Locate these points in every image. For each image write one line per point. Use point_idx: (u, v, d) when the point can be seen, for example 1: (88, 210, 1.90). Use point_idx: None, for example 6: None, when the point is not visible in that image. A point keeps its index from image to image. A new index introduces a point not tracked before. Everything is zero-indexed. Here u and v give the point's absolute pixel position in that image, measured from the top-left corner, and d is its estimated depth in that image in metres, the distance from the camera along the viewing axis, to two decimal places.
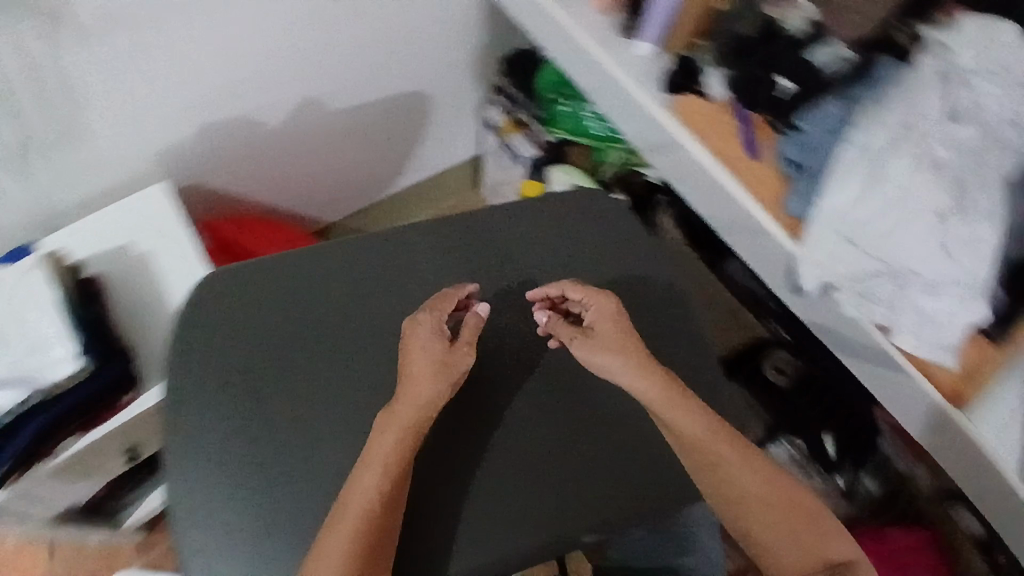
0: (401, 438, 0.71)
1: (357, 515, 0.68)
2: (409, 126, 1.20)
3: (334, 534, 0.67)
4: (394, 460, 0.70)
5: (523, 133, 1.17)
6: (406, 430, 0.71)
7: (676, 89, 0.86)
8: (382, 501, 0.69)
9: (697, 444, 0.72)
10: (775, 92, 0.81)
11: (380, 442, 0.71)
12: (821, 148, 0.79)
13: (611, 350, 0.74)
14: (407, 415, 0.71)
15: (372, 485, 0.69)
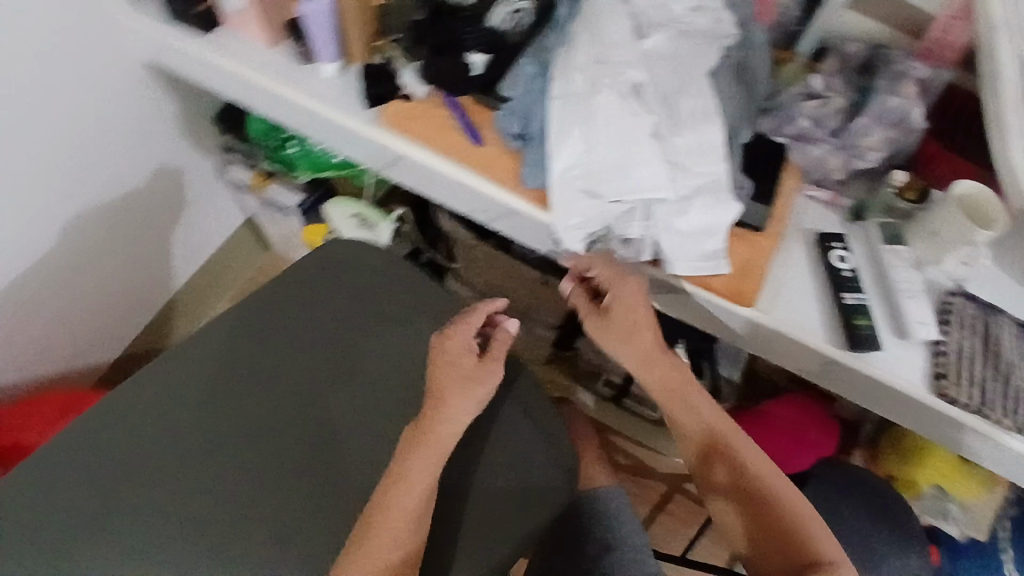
0: (431, 466, 0.66)
1: (407, 509, 0.64)
2: (152, 219, 1.08)
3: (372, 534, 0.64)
4: (425, 481, 0.66)
5: (278, 182, 1.09)
6: (442, 452, 0.67)
7: (377, 101, 0.80)
8: (412, 521, 0.64)
9: (694, 429, 0.75)
10: (470, 72, 0.79)
11: (411, 465, 0.66)
12: (532, 110, 0.76)
13: (622, 342, 0.75)
14: (439, 437, 0.67)
15: (411, 493, 0.65)
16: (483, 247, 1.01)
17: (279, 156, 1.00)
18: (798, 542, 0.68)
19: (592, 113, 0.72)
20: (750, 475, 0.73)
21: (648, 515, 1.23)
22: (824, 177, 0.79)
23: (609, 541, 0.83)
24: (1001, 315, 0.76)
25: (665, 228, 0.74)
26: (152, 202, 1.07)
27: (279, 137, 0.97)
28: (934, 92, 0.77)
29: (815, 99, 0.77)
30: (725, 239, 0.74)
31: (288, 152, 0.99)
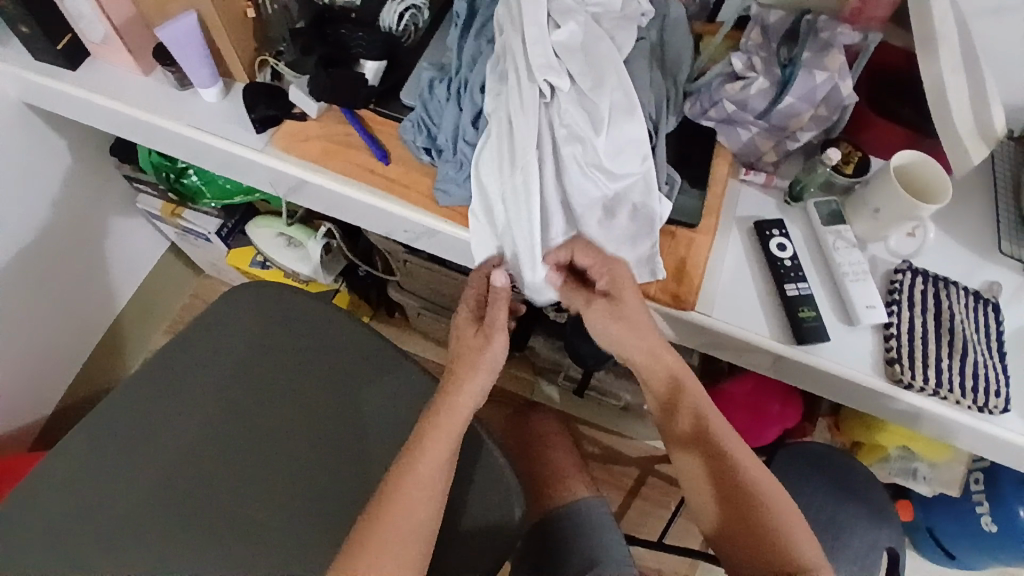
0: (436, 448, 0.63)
1: (416, 487, 0.61)
2: (66, 262, 1.01)
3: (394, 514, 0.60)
4: (441, 451, 0.62)
5: (189, 210, 1.03)
6: (452, 425, 0.63)
7: (265, 123, 0.74)
8: (430, 491, 0.61)
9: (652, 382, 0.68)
10: (368, 83, 0.72)
11: (427, 440, 0.63)
12: (438, 121, 0.70)
13: (630, 330, 0.65)
14: (450, 415, 0.64)
15: (433, 460, 0.62)
16: (412, 258, 0.95)
17: (180, 184, 0.95)
18: (753, 509, 0.65)
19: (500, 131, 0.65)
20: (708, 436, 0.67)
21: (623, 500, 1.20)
22: (757, 159, 0.76)
23: (593, 556, 0.74)
24: (952, 287, 0.73)
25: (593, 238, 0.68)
26: (64, 245, 1.00)
27: (175, 164, 0.93)
28: (868, 55, 0.71)
29: (737, 80, 0.72)
30: (655, 240, 0.69)
31: (187, 179, 0.94)
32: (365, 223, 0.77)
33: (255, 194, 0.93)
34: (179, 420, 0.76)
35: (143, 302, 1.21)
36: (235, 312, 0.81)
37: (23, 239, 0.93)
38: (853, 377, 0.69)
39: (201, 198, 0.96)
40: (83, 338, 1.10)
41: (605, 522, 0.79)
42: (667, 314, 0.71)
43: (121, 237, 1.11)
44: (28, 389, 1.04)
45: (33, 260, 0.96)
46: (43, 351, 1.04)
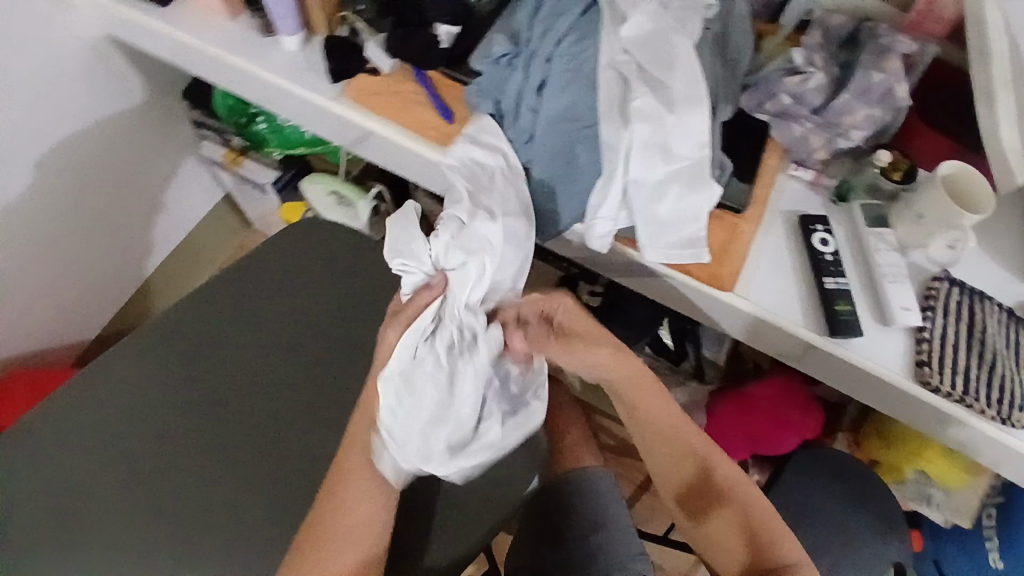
0: (353, 465, 0.65)
1: (368, 543, 0.64)
2: (129, 197, 1.08)
3: (339, 566, 0.62)
4: (369, 502, 0.64)
5: (250, 159, 1.07)
6: (371, 469, 0.65)
7: (341, 75, 0.78)
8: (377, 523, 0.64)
9: (665, 424, 0.71)
10: (437, 45, 0.76)
11: (348, 493, 0.64)
12: (502, 89, 0.73)
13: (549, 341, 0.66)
14: (356, 433, 0.66)
15: (363, 500, 0.64)
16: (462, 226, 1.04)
17: (247, 132, 1.00)
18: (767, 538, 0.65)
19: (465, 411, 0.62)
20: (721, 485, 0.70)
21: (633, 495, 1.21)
22: (807, 157, 0.77)
23: (597, 520, 0.75)
24: (986, 300, 0.74)
25: (642, 214, 0.70)
26: (125, 179, 1.05)
27: (246, 111, 0.98)
28: (922, 68, 0.74)
29: (796, 75, 0.74)
30: (705, 224, 0.71)
31: (255, 128, 0.99)
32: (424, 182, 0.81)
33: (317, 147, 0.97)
34: (223, 347, 0.79)
35: (194, 248, 1.25)
36: (289, 250, 0.84)
37: (90, 167, 0.98)
38: (881, 372, 0.70)
39: (265, 147, 1.01)
40: (128, 272, 1.15)
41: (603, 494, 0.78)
42: (703, 293, 0.73)
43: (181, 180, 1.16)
44: (77, 312, 1.09)
45: (94, 188, 1.01)
46: (93, 279, 1.08)
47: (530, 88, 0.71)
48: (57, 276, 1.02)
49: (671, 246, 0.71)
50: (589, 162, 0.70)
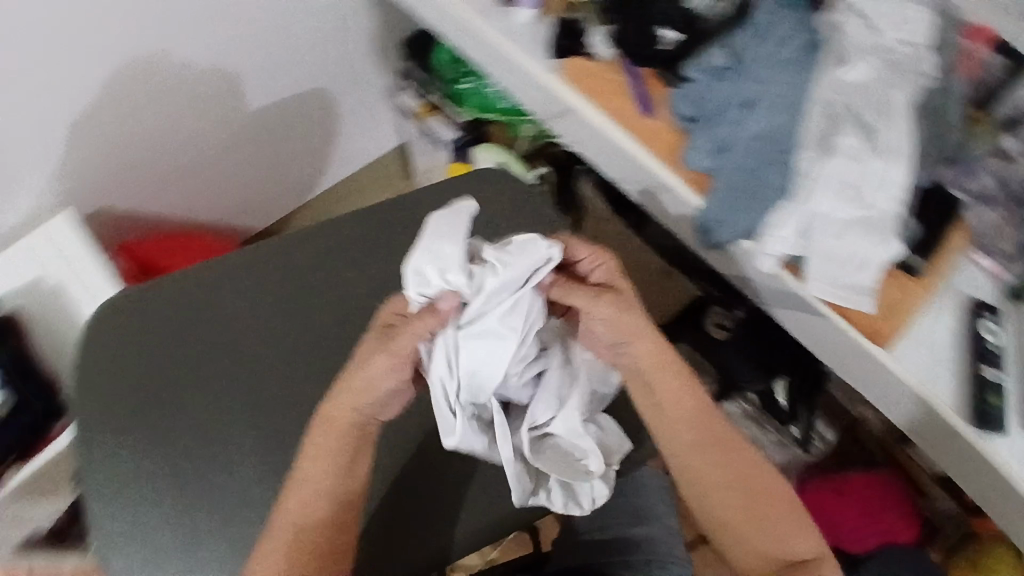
0: (326, 470, 0.63)
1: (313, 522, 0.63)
2: (325, 127, 1.17)
3: (274, 545, 0.63)
4: (329, 484, 0.63)
5: (438, 116, 1.14)
6: (353, 443, 0.63)
7: (561, 52, 0.83)
8: (336, 503, 0.64)
9: (700, 419, 0.66)
10: (656, 45, 0.80)
11: (313, 467, 0.63)
12: (709, 97, 0.76)
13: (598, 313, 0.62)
14: (329, 441, 0.62)
15: (320, 483, 0.63)
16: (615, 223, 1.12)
17: (450, 87, 1.09)
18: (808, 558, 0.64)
19: (575, 454, 0.66)
20: (745, 479, 0.66)
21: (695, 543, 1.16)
22: (993, 244, 0.74)
23: (642, 514, 0.80)
24: None
25: (816, 247, 0.71)
26: (323, 107, 1.15)
27: (458, 69, 1.07)
28: None
29: (1005, 160, 0.74)
30: (878, 276, 0.71)
31: (460, 85, 1.08)
32: (609, 169, 0.85)
33: (509, 118, 1.07)
34: (377, 249, 0.82)
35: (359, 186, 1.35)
36: None
37: (297, 88, 1.08)
38: (1022, 482, 0.66)
39: (460, 105, 1.10)
40: (302, 189, 1.24)
41: (655, 489, 0.82)
42: (857, 347, 0.73)
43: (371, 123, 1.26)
44: (251, 212, 1.20)
45: (295, 107, 1.10)
46: (273, 187, 1.19)
47: (738, 102, 0.75)
48: (244, 175, 1.13)
49: (839, 286, 0.71)
50: (777, 183, 0.73)
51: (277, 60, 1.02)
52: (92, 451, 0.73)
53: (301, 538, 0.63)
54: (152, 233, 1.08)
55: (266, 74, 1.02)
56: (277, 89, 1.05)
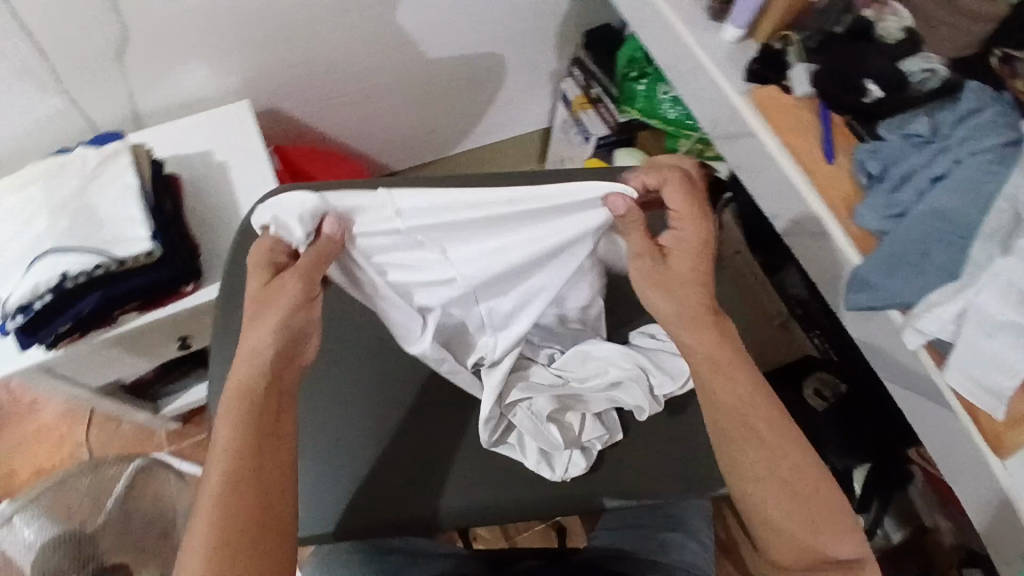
0: (246, 404, 0.60)
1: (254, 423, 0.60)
2: (485, 83, 1.20)
3: (221, 436, 0.59)
4: (238, 383, 0.61)
5: (595, 110, 1.16)
6: (262, 346, 0.62)
7: (755, 77, 0.85)
8: (248, 414, 0.60)
9: (734, 405, 0.63)
10: (861, 98, 0.78)
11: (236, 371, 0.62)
12: (899, 160, 0.75)
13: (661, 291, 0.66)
14: (244, 375, 0.62)
15: (239, 388, 0.61)
16: (746, 257, 1.09)
17: (625, 83, 1.10)
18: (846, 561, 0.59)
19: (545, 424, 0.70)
20: (793, 475, 0.61)
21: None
22: None
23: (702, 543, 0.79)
24: None
25: (964, 337, 0.67)
26: (494, 74, 1.19)
27: (642, 68, 1.08)
28: None
29: None
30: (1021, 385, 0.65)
31: (636, 84, 1.09)
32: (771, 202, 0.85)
33: (670, 129, 1.09)
34: None
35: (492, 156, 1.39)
36: None
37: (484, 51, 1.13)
38: None
39: (627, 103, 1.11)
40: (441, 143, 1.30)
41: None
42: (973, 445, 0.71)
43: (528, 100, 1.29)
44: (394, 147, 1.25)
45: (473, 68, 1.15)
46: (421, 130, 1.24)
47: (928, 174, 0.72)
48: (400, 109, 1.17)
49: (975, 383, 0.67)
50: (942, 263, 0.69)
51: (480, 16, 1.06)
52: (222, 331, 0.74)
53: (227, 483, 0.57)
54: (304, 140, 1.14)
55: (465, 27, 1.07)
56: (468, 42, 1.10)
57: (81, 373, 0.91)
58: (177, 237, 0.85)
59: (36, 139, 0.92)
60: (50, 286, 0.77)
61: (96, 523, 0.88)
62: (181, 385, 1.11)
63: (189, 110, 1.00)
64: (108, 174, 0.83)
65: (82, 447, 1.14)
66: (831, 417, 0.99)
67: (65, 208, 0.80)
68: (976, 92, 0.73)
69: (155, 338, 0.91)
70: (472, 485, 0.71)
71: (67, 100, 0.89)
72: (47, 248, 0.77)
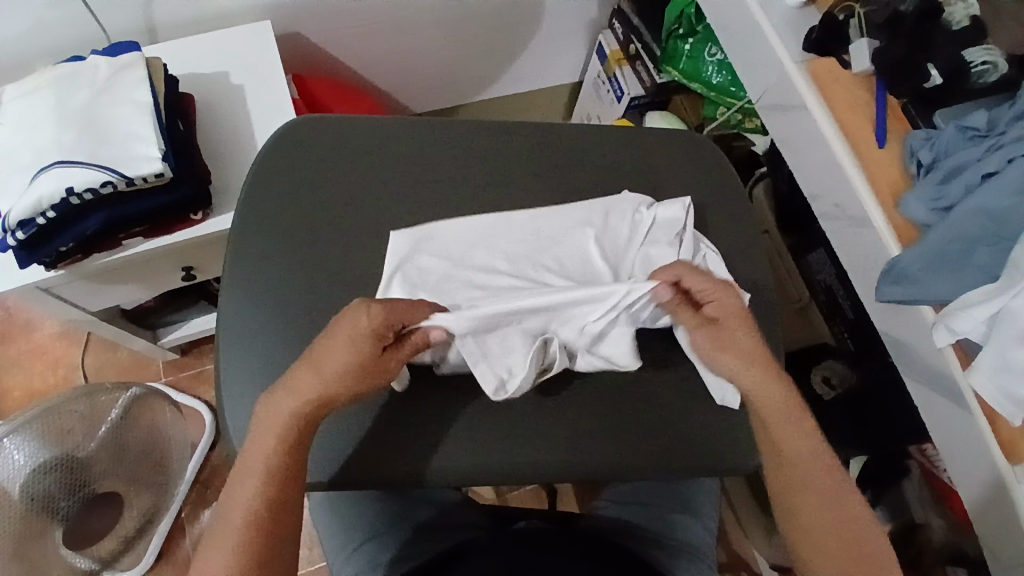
0: (281, 445, 0.58)
1: (263, 484, 0.57)
2: (522, 26, 1.14)
3: (238, 482, 0.58)
4: (274, 458, 0.58)
5: (632, 67, 1.12)
6: (311, 398, 0.59)
7: (816, 49, 0.80)
8: (271, 474, 0.58)
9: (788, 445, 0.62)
10: (922, 84, 0.74)
11: (261, 433, 0.59)
12: (952, 152, 0.71)
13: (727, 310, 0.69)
14: (292, 408, 0.59)
15: (263, 449, 0.58)
16: (773, 239, 1.08)
17: (671, 41, 1.03)
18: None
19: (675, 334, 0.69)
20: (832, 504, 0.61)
21: (718, 567, 1.16)
22: None
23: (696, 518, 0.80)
24: None
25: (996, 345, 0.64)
26: (531, 15, 1.12)
27: (692, 26, 1.00)
28: None
29: None
30: None
31: (682, 43, 1.02)
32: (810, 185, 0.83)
33: (713, 95, 1.04)
34: (567, 165, 0.79)
35: (517, 104, 1.33)
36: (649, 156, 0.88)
37: None
38: None
39: (669, 64, 1.05)
40: (468, 85, 1.24)
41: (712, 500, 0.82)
42: (985, 450, 0.69)
43: (562, 49, 1.23)
44: (418, 86, 1.20)
45: (511, 6, 1.09)
46: (448, 71, 1.19)
47: (980, 170, 0.68)
48: (430, 45, 1.11)
49: (1002, 391, 0.64)
50: (985, 264, 0.67)
51: None
52: (239, 258, 0.71)
53: (258, 516, 0.57)
54: (323, 71, 1.09)
55: None
56: None
57: (81, 295, 0.88)
58: (192, 156, 0.81)
59: (46, 42, 0.87)
60: (54, 201, 0.73)
61: (88, 449, 0.89)
62: (181, 315, 1.09)
63: (206, 26, 0.94)
64: (120, 84, 0.78)
65: (77, 370, 1.12)
66: (838, 409, 0.98)
67: (72, 118, 0.75)
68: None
69: (162, 266, 0.88)
70: (462, 438, 0.65)
71: (82, 3, 0.84)
72: (53, 160, 0.73)
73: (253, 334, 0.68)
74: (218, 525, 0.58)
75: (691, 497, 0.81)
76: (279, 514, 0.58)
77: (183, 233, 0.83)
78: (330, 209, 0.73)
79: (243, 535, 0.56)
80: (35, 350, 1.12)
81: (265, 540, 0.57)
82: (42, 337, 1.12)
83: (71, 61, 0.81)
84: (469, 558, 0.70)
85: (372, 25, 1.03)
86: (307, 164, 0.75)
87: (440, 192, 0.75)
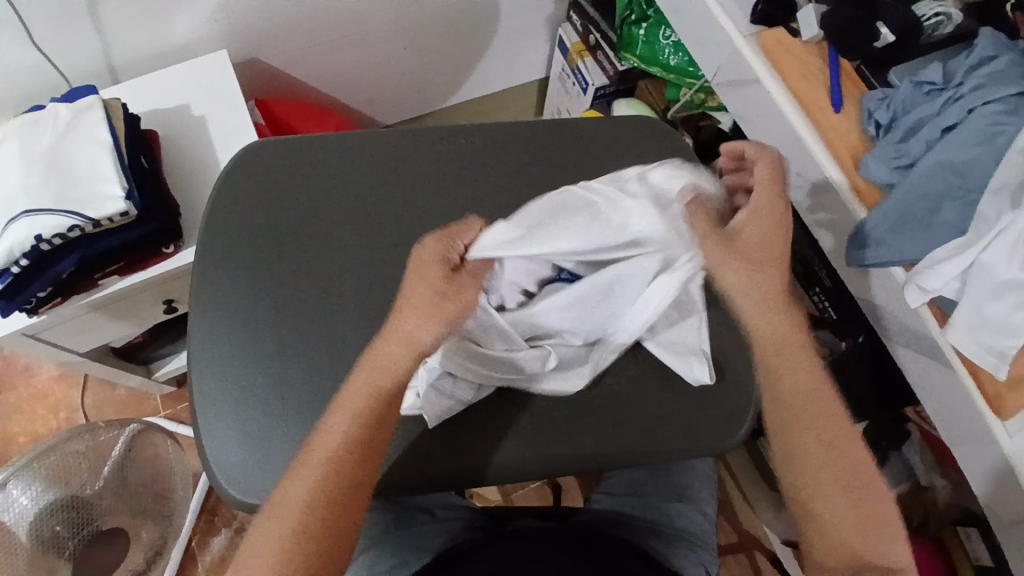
0: (350, 438, 0.58)
1: (321, 479, 0.57)
2: (482, 27, 1.14)
3: (302, 476, 0.58)
4: (341, 450, 0.58)
5: (594, 58, 1.12)
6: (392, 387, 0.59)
7: (764, 20, 0.80)
8: (331, 473, 0.57)
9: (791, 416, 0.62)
10: (872, 44, 0.73)
11: (330, 425, 0.59)
12: (909, 109, 0.70)
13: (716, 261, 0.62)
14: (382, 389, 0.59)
15: (335, 438, 0.58)
16: None
17: (626, 27, 1.03)
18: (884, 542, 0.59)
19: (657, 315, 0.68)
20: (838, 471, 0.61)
21: (728, 549, 1.15)
22: None
23: (688, 500, 0.80)
24: None
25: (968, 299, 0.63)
26: (490, 16, 1.13)
27: (643, 10, 1.01)
28: None
29: None
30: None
31: (637, 28, 1.02)
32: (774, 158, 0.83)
33: (672, 77, 1.04)
34: (527, 161, 0.79)
35: (487, 106, 1.34)
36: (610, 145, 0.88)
37: None
38: None
39: (626, 50, 1.04)
40: (437, 92, 1.25)
41: (704, 481, 0.82)
42: (970, 405, 0.68)
43: (525, 46, 1.23)
44: (387, 99, 1.21)
45: (468, 9, 1.09)
46: (414, 80, 1.19)
47: (939, 123, 0.67)
48: (392, 57, 1.12)
49: (979, 344, 0.64)
50: (952, 218, 0.66)
51: None
52: (205, 287, 0.72)
53: (306, 521, 0.56)
54: (289, 93, 1.10)
55: None
56: None
57: (67, 338, 0.90)
58: (158, 191, 0.82)
59: (10, 95, 0.89)
60: (24, 249, 0.74)
61: (94, 489, 0.91)
62: (173, 348, 1.10)
63: (165, 62, 0.96)
64: (81, 128, 0.79)
65: (78, 411, 1.14)
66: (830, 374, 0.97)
67: (36, 166, 0.77)
68: (990, 38, 0.68)
69: (141, 301, 0.89)
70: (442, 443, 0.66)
71: (39, 52, 0.85)
72: (19, 210, 0.74)
73: (226, 359, 0.69)
74: (266, 519, 0.57)
75: (682, 481, 0.81)
76: (331, 518, 0.57)
77: (157, 267, 0.84)
78: (293, 227, 0.74)
79: (293, 534, 0.55)
80: (35, 395, 1.14)
81: (314, 545, 0.56)
82: (41, 383, 1.15)
83: (31, 110, 0.82)
84: (461, 560, 0.71)
85: (332, 43, 1.04)
86: (268, 186, 0.76)
87: (401, 201, 0.76)
